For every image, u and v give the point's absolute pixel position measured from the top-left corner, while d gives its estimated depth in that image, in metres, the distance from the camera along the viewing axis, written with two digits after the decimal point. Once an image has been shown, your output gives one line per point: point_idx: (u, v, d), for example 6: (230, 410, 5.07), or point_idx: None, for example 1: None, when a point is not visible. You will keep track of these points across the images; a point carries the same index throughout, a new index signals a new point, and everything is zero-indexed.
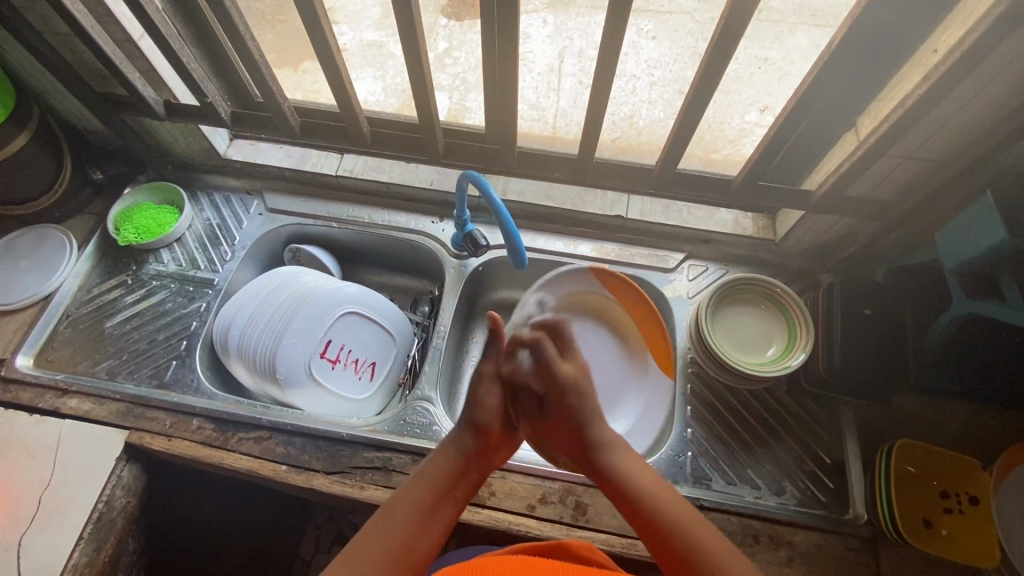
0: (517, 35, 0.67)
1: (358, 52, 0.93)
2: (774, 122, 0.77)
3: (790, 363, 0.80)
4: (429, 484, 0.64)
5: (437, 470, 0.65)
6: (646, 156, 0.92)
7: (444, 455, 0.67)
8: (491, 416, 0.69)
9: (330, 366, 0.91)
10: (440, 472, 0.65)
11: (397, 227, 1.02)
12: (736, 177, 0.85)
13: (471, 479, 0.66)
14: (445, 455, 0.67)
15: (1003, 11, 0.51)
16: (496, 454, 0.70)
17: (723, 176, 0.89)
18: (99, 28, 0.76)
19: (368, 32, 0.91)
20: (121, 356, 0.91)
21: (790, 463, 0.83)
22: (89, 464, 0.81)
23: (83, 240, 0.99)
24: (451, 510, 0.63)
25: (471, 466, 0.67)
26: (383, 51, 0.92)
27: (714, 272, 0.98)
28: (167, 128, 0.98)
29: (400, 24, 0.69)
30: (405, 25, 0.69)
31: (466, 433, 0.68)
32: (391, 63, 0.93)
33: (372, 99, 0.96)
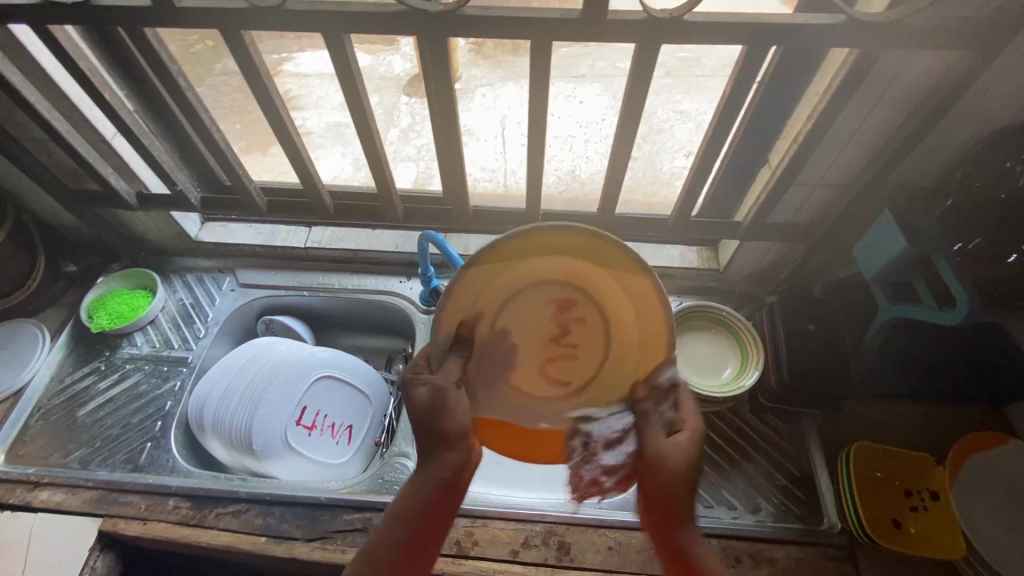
0: (456, 108, 0.74)
1: (323, 132, 1.07)
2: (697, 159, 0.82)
3: (743, 383, 0.84)
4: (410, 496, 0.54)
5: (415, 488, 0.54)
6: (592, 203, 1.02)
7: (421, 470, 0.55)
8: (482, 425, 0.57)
9: (306, 432, 0.93)
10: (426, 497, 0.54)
11: (366, 290, 1.07)
12: (670, 216, 0.92)
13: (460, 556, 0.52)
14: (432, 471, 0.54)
15: (857, 59, 0.61)
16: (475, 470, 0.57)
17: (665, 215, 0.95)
18: (75, 131, 0.82)
19: (334, 114, 1.07)
20: (95, 444, 0.91)
21: (763, 480, 0.86)
22: (62, 557, 0.79)
23: (56, 331, 1.01)
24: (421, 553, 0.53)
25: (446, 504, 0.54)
26: (346, 130, 1.07)
27: (668, 304, 1.05)
28: (140, 218, 1.03)
29: (352, 112, 0.77)
30: (357, 112, 0.77)
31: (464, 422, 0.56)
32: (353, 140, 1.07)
33: (342, 174, 1.04)
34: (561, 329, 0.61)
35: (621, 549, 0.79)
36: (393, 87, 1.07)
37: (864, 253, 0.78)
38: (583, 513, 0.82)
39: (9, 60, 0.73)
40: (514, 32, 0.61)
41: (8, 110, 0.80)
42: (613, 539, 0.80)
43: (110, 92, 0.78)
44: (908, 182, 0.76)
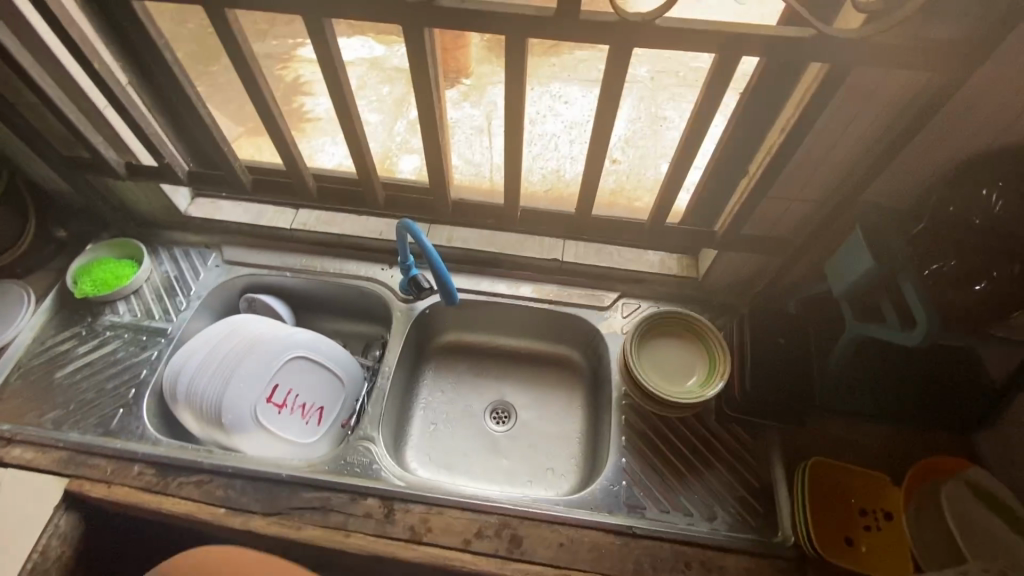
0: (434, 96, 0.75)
1: (329, 121, 1.03)
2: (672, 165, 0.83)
3: (706, 394, 0.85)
4: None
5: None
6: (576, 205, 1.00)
7: None
8: None
9: (276, 409, 0.94)
10: None
11: (347, 275, 1.09)
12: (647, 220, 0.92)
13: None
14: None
15: (830, 74, 0.61)
16: None
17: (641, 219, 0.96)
18: (66, 99, 0.84)
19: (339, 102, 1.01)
20: (69, 406, 0.93)
21: (722, 489, 0.87)
22: (25, 515, 0.81)
23: (42, 294, 1.03)
24: None
25: None
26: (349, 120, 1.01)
27: (645, 309, 1.05)
28: (129, 188, 1.04)
29: (334, 96, 0.78)
30: (339, 96, 0.78)
31: None
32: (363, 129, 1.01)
33: (344, 161, 1.03)
34: None
35: (572, 546, 0.80)
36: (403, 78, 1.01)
37: (835, 268, 0.78)
38: (539, 507, 0.82)
39: (4, 25, 0.75)
40: (489, 26, 0.63)
41: (2, 74, 0.82)
42: (566, 536, 0.80)
43: (100, 62, 0.79)
44: (881, 202, 0.76)
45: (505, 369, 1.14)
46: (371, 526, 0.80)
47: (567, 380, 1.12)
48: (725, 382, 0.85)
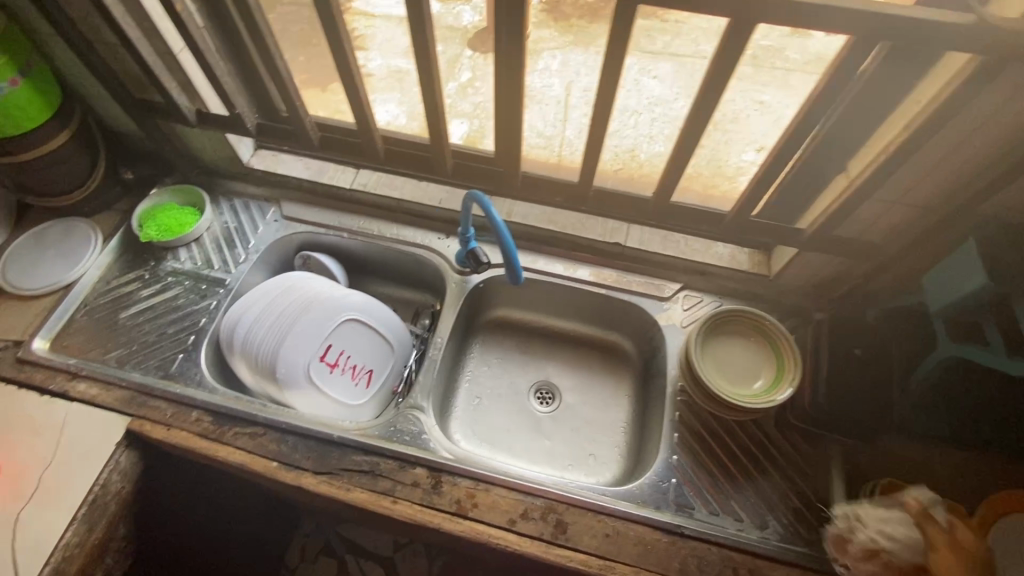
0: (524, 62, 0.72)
1: (383, 77, 0.95)
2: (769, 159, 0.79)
3: (776, 398, 0.81)
4: None
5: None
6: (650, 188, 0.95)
7: None
8: None
9: (328, 369, 0.95)
10: None
11: (403, 241, 1.07)
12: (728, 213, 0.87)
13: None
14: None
15: (981, 67, 0.55)
16: None
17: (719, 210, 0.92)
18: (144, 40, 0.82)
19: (396, 58, 0.93)
20: (131, 346, 0.95)
21: (775, 498, 0.84)
22: (90, 448, 0.84)
23: (108, 235, 1.05)
24: None
25: None
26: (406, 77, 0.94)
27: (708, 304, 1.00)
28: (196, 136, 1.04)
29: (417, 53, 0.74)
30: (423, 54, 0.74)
31: None
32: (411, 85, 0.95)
33: (394, 120, 0.98)
34: None
35: (617, 538, 0.78)
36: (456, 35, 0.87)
37: (940, 282, 0.73)
38: (586, 496, 0.81)
39: None
40: None
41: (83, 9, 0.80)
42: (611, 527, 0.79)
43: (181, 3, 0.77)
44: None
45: (553, 350, 1.12)
46: (418, 495, 0.81)
47: (615, 367, 1.09)
48: (794, 389, 0.81)
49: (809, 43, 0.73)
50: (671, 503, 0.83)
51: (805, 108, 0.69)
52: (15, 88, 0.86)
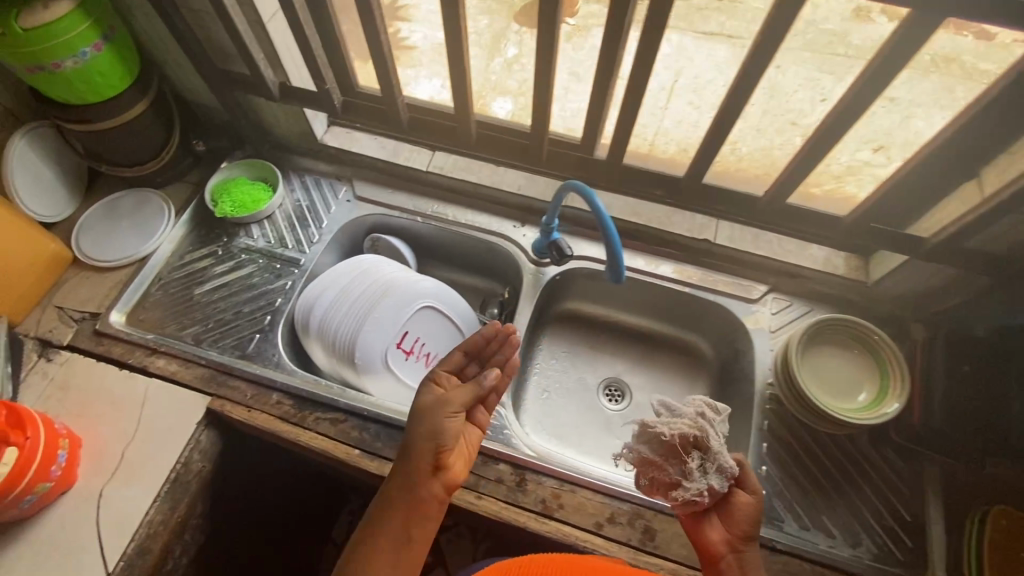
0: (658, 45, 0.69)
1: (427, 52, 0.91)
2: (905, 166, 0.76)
3: (886, 412, 0.77)
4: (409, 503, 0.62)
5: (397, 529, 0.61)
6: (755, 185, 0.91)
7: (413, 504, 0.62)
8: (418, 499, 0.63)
9: (404, 355, 0.92)
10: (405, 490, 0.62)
11: (478, 228, 1.04)
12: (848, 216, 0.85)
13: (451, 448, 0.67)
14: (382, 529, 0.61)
15: None
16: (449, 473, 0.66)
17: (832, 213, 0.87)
18: (237, 7, 0.79)
19: (438, 31, 0.90)
20: (207, 324, 0.94)
21: (869, 516, 0.81)
22: (172, 426, 0.84)
23: (180, 208, 1.04)
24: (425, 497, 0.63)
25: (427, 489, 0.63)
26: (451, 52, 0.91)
27: (797, 309, 0.96)
28: (274, 109, 1.01)
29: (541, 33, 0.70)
30: (546, 34, 0.70)
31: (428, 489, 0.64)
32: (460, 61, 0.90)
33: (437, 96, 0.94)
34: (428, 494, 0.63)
35: None
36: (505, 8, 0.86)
37: None
38: None
39: None
40: None
41: None
42: None
43: None
44: None
45: (624, 346, 1.09)
46: (502, 492, 0.79)
47: (689, 367, 1.05)
48: (903, 406, 0.77)
49: (961, 38, 0.67)
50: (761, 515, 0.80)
51: (979, 99, 0.64)
52: (99, 54, 0.82)
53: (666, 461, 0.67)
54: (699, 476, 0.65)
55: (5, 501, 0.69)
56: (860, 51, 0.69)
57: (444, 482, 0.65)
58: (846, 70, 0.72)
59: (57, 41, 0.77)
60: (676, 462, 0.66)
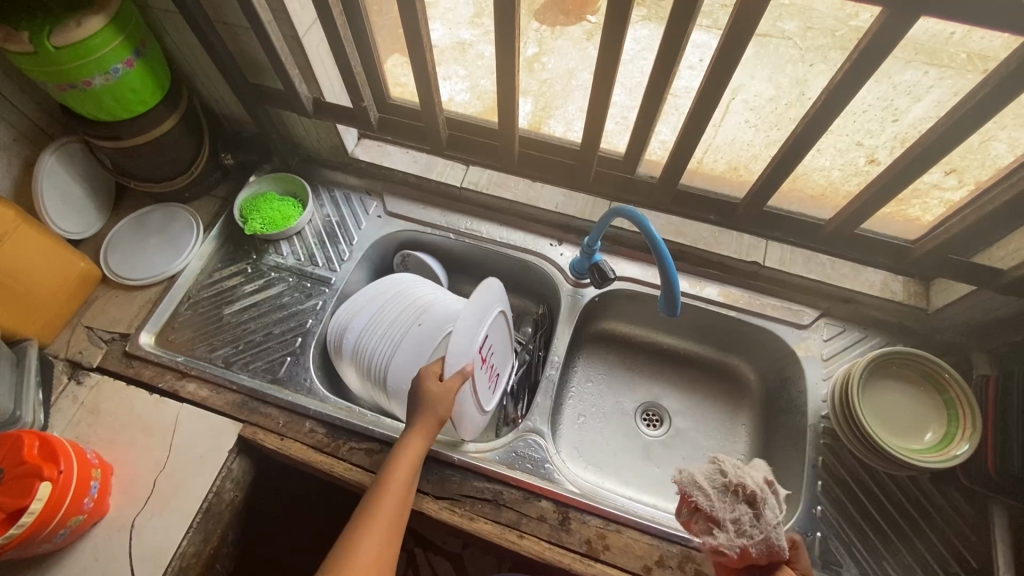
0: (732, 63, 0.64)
1: (448, 50, 0.87)
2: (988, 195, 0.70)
3: (955, 454, 0.72)
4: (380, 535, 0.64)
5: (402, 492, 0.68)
6: (812, 209, 0.86)
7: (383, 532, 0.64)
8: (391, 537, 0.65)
9: (478, 367, 0.80)
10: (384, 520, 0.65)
11: (514, 246, 1.00)
12: (920, 245, 0.80)
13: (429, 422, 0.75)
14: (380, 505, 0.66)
15: None
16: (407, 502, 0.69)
17: (901, 239, 0.84)
18: (274, 22, 0.75)
19: (460, 29, 0.85)
20: (238, 346, 0.91)
21: (931, 562, 0.76)
22: (203, 454, 0.81)
23: (209, 224, 1.01)
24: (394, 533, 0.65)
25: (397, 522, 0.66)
26: (471, 51, 0.86)
27: (851, 336, 0.91)
28: (305, 123, 0.98)
29: (601, 50, 0.66)
30: (607, 51, 0.66)
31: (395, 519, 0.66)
32: (481, 64, 0.87)
33: (457, 96, 0.91)
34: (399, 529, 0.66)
35: None
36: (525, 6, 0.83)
37: None
38: None
39: None
40: None
41: None
42: None
43: None
44: None
45: (663, 368, 1.05)
46: (545, 531, 0.76)
47: (732, 392, 1.01)
48: (974, 448, 0.72)
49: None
50: (818, 561, 0.76)
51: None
52: (130, 70, 0.79)
53: (710, 497, 0.61)
54: (733, 532, 0.59)
55: (39, 536, 0.67)
56: (943, 71, 0.64)
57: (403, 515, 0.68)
58: (923, 90, 0.67)
59: (90, 58, 0.74)
60: (726, 512, 0.60)
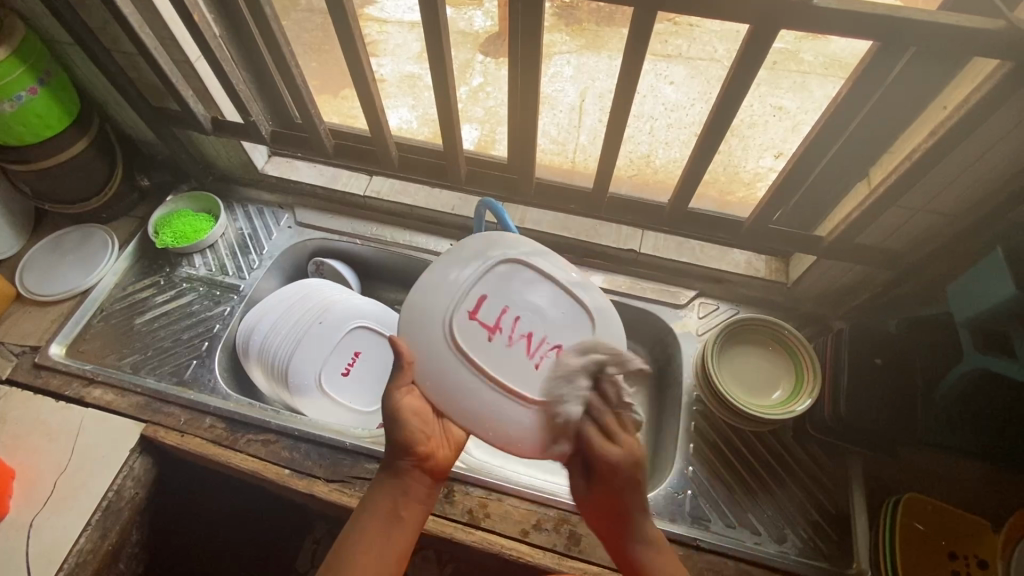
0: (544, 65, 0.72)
1: (395, 82, 1.01)
2: (783, 172, 0.79)
3: (795, 408, 0.79)
4: (374, 504, 0.61)
5: (403, 457, 0.62)
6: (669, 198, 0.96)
7: (377, 498, 0.61)
8: (391, 510, 0.60)
9: (485, 333, 0.63)
10: (380, 491, 0.61)
11: (417, 248, 1.07)
12: (748, 219, 0.87)
13: (419, 444, 0.62)
14: (382, 479, 0.62)
15: (1009, 71, 0.53)
16: (433, 463, 0.63)
17: (736, 217, 0.91)
18: (162, 49, 0.84)
19: (407, 64, 1.00)
20: (146, 352, 0.96)
21: (794, 511, 0.82)
22: (105, 453, 0.84)
23: (125, 241, 1.07)
24: (404, 509, 0.61)
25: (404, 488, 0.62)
26: (418, 82, 1.00)
27: (724, 311, 0.99)
28: (213, 143, 1.05)
29: (432, 60, 0.75)
30: (437, 61, 0.75)
31: (399, 467, 0.62)
32: (425, 94, 1.01)
33: (405, 125, 1.02)
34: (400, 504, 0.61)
35: None
36: (469, 42, 0.98)
37: (961, 295, 0.68)
38: None
39: None
40: None
41: (103, 20, 0.83)
42: None
43: (199, 13, 0.78)
44: None
45: None
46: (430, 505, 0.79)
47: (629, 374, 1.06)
48: (813, 401, 0.80)
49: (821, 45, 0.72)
50: (687, 518, 0.81)
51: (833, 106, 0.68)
52: (34, 97, 0.86)
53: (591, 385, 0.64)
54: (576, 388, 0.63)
55: None
56: None
57: (424, 475, 0.63)
58: None
59: None
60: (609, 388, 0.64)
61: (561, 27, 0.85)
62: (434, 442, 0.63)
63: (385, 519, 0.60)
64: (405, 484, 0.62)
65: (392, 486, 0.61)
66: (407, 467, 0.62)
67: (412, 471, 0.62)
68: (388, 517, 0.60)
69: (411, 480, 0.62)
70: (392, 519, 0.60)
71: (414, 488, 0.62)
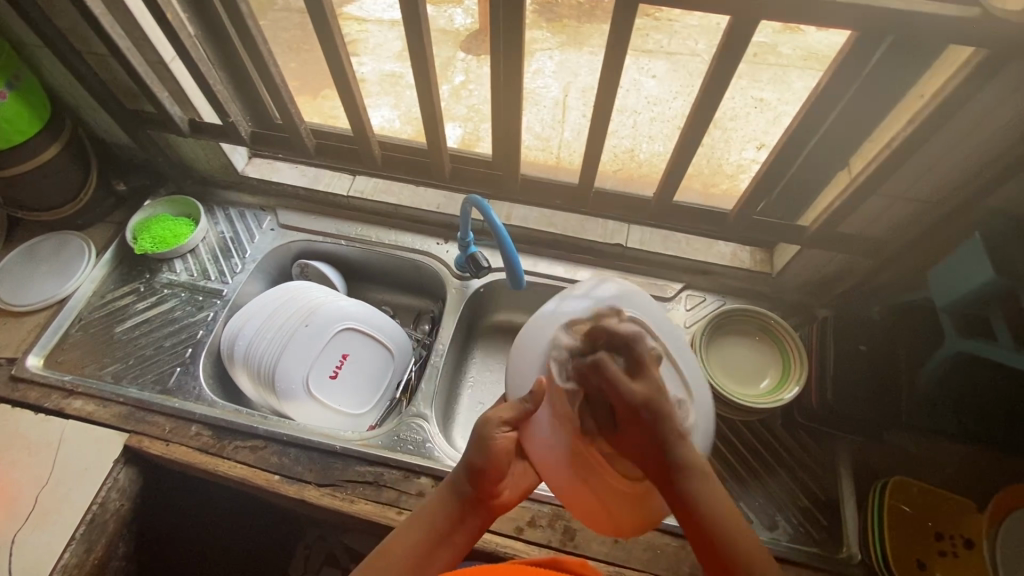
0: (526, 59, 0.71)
1: (377, 81, 1.00)
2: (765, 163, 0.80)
3: (782, 396, 0.81)
4: (429, 523, 0.58)
5: (471, 488, 0.59)
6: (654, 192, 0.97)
7: (433, 508, 0.59)
8: (442, 546, 0.58)
9: (569, 382, 0.63)
10: (436, 510, 0.59)
11: (403, 247, 1.06)
12: (731, 211, 0.88)
13: (496, 482, 0.60)
14: (443, 493, 0.60)
15: (981, 61, 0.54)
16: (499, 500, 0.62)
17: (721, 209, 0.91)
18: (136, 50, 0.82)
19: (389, 62, 0.99)
20: (128, 361, 0.94)
21: (784, 498, 0.83)
22: (88, 465, 0.82)
23: (102, 248, 1.04)
24: (454, 544, 0.59)
25: (464, 517, 0.59)
26: (401, 80, 0.99)
27: (710, 303, 1.00)
28: (190, 145, 1.03)
29: (413, 57, 0.75)
30: (417, 57, 0.74)
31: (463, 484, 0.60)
32: (406, 93, 0.99)
33: (388, 125, 1.01)
34: (453, 529, 0.59)
35: (626, 543, 0.77)
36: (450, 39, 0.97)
37: (942, 277, 0.70)
38: None
39: None
40: None
41: (73, 21, 0.80)
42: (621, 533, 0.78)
43: (172, 11, 0.77)
44: None
45: None
46: None
47: None
48: (801, 389, 0.81)
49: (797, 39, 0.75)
50: None
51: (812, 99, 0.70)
52: (3, 101, 0.83)
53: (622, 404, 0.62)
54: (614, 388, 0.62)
55: None
56: None
57: (487, 509, 0.61)
58: None
59: None
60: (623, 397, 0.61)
61: (543, 24, 0.87)
62: (507, 481, 0.62)
63: (430, 549, 0.57)
64: (464, 510, 0.59)
65: (454, 509, 0.59)
66: (472, 494, 0.59)
67: (478, 496, 0.60)
68: (433, 546, 0.57)
69: (471, 507, 0.59)
70: (438, 554, 0.58)
71: (467, 523, 0.59)
